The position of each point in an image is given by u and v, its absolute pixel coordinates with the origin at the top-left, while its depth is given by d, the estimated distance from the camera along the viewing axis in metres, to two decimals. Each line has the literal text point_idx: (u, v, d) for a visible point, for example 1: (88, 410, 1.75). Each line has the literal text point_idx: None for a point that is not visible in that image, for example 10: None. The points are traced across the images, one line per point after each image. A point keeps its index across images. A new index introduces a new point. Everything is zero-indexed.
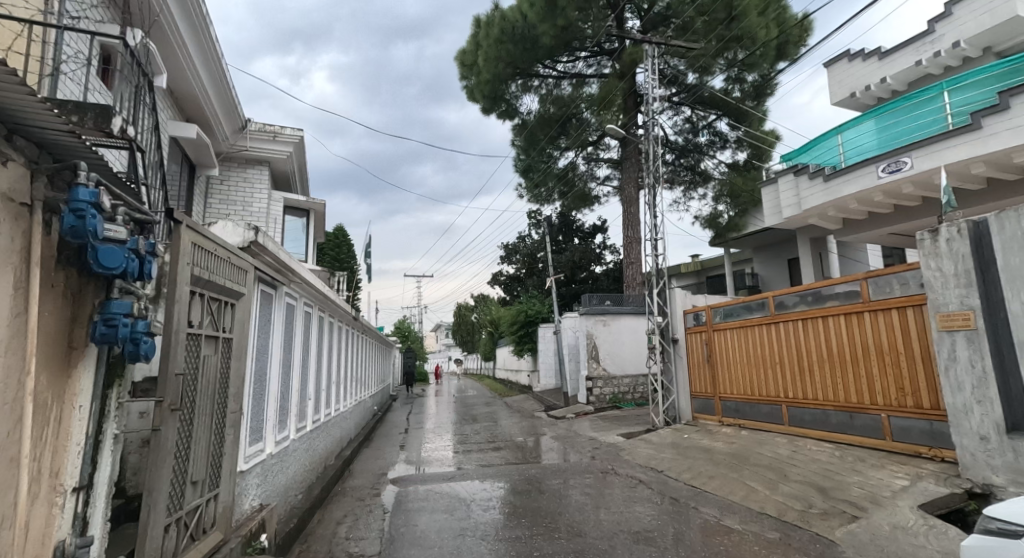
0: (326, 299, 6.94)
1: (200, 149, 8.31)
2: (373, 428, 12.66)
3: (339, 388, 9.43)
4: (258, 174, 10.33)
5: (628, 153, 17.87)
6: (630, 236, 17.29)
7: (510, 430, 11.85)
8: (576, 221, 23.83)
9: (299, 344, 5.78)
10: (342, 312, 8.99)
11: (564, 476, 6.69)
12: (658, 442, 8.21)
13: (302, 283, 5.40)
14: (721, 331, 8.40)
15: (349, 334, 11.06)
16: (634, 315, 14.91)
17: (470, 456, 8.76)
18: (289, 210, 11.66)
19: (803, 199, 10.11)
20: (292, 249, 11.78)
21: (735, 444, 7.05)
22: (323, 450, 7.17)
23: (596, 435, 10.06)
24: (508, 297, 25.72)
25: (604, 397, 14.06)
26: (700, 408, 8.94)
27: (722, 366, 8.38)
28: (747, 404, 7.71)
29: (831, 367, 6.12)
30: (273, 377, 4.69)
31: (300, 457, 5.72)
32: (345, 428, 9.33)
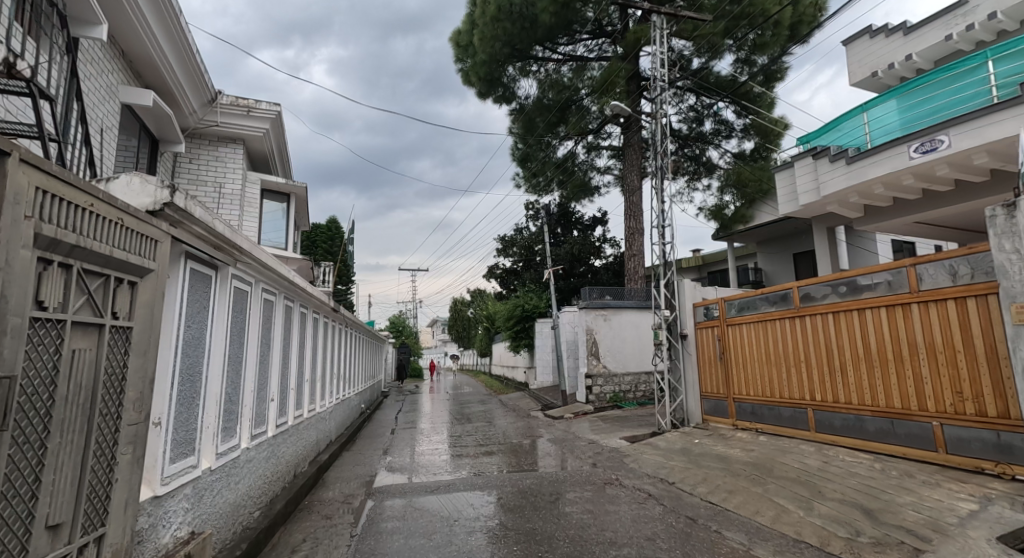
0: (295, 287, 6.16)
1: (159, 120, 7.51)
2: (359, 428, 11.89)
3: (319, 387, 8.63)
4: (231, 152, 9.53)
5: (630, 140, 17.07)
6: (632, 227, 16.53)
7: (505, 431, 11.09)
8: (575, 213, 23.05)
9: (258, 337, 4.99)
10: (319, 303, 8.21)
11: (563, 488, 5.93)
12: (665, 448, 7.45)
13: (259, 265, 4.61)
14: (736, 326, 7.65)
15: (331, 329, 10.26)
16: (636, 310, 14.17)
17: (460, 461, 8.00)
18: (267, 193, 10.86)
19: (822, 183, 9.32)
20: (272, 236, 10.98)
21: (753, 453, 6.29)
22: (293, 457, 6.37)
23: (597, 437, 9.31)
24: (504, 291, 24.92)
25: (604, 396, 13.32)
26: (711, 410, 8.19)
27: (737, 365, 7.62)
28: (767, 407, 6.96)
29: (869, 367, 5.37)
30: (215, 376, 3.89)
31: (257, 468, 4.92)
32: (323, 432, 8.52)
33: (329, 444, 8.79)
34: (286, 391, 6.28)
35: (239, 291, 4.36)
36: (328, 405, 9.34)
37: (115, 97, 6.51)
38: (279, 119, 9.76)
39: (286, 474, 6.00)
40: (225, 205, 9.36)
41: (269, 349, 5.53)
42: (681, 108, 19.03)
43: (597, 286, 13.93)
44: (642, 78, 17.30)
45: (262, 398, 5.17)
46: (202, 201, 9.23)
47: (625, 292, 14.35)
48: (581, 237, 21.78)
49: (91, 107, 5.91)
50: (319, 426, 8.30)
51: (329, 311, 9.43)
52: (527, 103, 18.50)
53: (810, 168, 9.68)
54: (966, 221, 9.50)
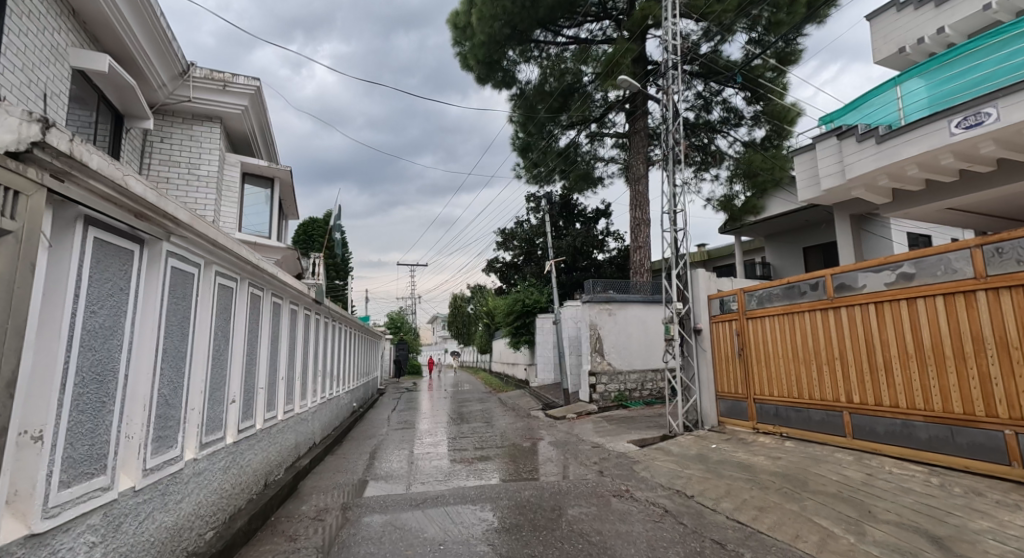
0: (263, 273, 5.47)
1: (121, 89, 6.84)
2: (348, 429, 11.19)
3: (301, 385, 7.95)
4: (207, 132, 8.82)
5: (636, 127, 16.33)
6: (638, 217, 15.80)
7: (503, 433, 10.37)
8: (578, 205, 22.30)
9: (212, 328, 4.28)
10: (299, 294, 7.54)
11: (566, 502, 5.21)
12: (679, 454, 6.73)
13: (210, 243, 3.91)
14: (758, 319, 6.93)
15: (317, 323, 9.57)
16: (642, 304, 13.45)
17: (453, 467, 7.29)
18: (248, 177, 10.12)
19: (848, 165, 8.58)
20: (254, 223, 10.29)
21: (781, 462, 5.56)
22: (262, 465, 5.66)
23: (602, 441, 8.59)
24: (505, 286, 24.19)
25: (609, 395, 12.62)
26: (728, 412, 7.48)
27: (758, 363, 6.91)
28: (793, 410, 6.25)
29: (921, 365, 4.67)
30: (144, 373, 3.18)
31: (210, 482, 4.22)
32: (304, 435, 7.83)
33: (311, 449, 8.09)
34: (254, 392, 5.57)
35: (182, 272, 3.65)
36: (312, 405, 8.63)
37: (63, 60, 5.78)
38: (259, 96, 9.01)
39: (253, 485, 5.30)
40: (199, 188, 8.69)
41: (232, 344, 4.83)
42: (687, 96, 18.31)
43: (602, 278, 13.26)
44: (648, 62, 16.58)
45: (218, 400, 4.47)
46: (174, 183, 8.57)
47: (631, 286, 13.76)
48: (583, 230, 21.03)
49: (31, 68, 5.21)
50: (300, 428, 7.60)
51: (312, 304, 8.70)
52: (528, 89, 17.77)
53: (834, 150, 8.93)
54: (1002, 208, 8.76)
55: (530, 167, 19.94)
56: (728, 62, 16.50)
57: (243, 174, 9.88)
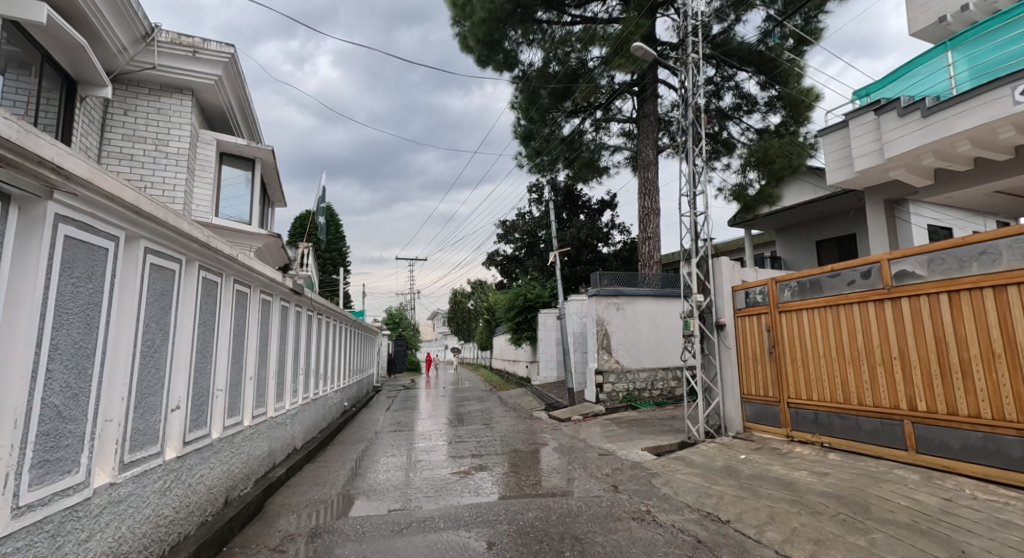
0: (217, 256, 4.63)
1: (69, 48, 6.00)
2: (337, 431, 10.39)
3: (279, 385, 7.14)
4: (177, 105, 7.99)
5: (646, 111, 15.45)
6: (647, 207, 14.94)
7: (503, 436, 9.54)
8: (582, 196, 21.43)
9: (142, 319, 3.46)
10: (276, 285, 6.72)
11: (577, 528, 4.39)
12: (703, 466, 5.89)
13: (132, 209, 3.09)
14: (793, 313, 6.08)
15: (302, 318, 8.74)
16: (652, 298, 12.61)
17: (447, 478, 6.46)
18: (226, 158, 9.29)
19: (887, 142, 7.71)
20: (233, 208, 9.47)
21: (830, 480, 4.71)
22: (222, 481, 4.86)
23: (612, 448, 7.76)
24: (506, 280, 23.34)
25: (616, 395, 11.80)
26: (756, 418, 6.65)
27: (793, 362, 6.08)
28: (837, 417, 5.41)
29: (1013, 366, 3.87)
30: (18, 377, 2.36)
31: (140, 510, 3.40)
32: (281, 441, 7.00)
33: (288, 456, 7.25)
34: (210, 395, 4.75)
35: (86, 242, 2.82)
36: (293, 408, 7.81)
37: None
38: (235, 65, 8.14)
39: (207, 505, 4.49)
40: (167, 167, 7.86)
41: (175, 339, 3.99)
42: None
43: (609, 272, 12.46)
44: (658, 43, 15.74)
45: (154, 407, 3.64)
46: (139, 161, 7.73)
47: (639, 278, 12.88)
48: (588, 221, 20.18)
49: None
50: (275, 434, 6.78)
51: (294, 296, 7.86)
52: (530, 71, 16.87)
53: (870, 126, 8.07)
54: None
55: (532, 155, 19.10)
56: (741, 43, 15.71)
57: (219, 153, 9.04)
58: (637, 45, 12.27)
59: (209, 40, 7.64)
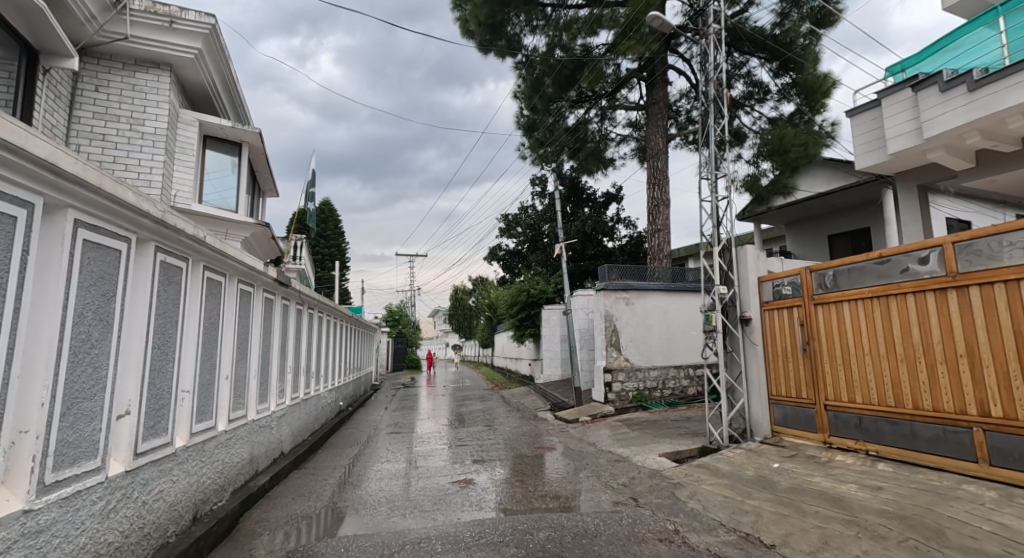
0: (179, 238, 4.04)
1: (25, 10, 5.38)
2: (330, 434, 9.78)
3: (263, 385, 6.53)
4: (154, 81, 7.39)
5: (655, 98, 14.80)
6: (656, 198, 14.30)
7: (507, 439, 8.93)
8: (587, 189, 20.79)
9: (67, 308, 2.87)
10: (258, 275, 6.12)
11: (595, 551, 3.78)
12: (732, 476, 5.27)
13: (42, 166, 2.54)
14: (830, 305, 5.47)
15: (292, 312, 8.13)
16: (663, 293, 11.98)
17: (446, 488, 5.85)
18: (210, 141, 8.68)
19: (926, 120, 7.06)
20: (219, 195, 8.87)
21: (887, 496, 4.08)
22: (190, 495, 4.26)
23: (626, 453, 7.15)
24: (509, 275, 22.73)
25: (626, 395, 11.19)
26: (788, 421, 6.04)
27: (830, 360, 5.46)
28: (886, 422, 4.80)
29: None
30: None
31: (71, 539, 2.81)
32: (264, 447, 6.37)
33: (272, 463, 6.63)
34: (174, 398, 4.16)
35: None
36: (280, 410, 7.18)
37: None
38: (216, 38, 7.52)
39: (169, 525, 3.89)
40: (143, 148, 7.27)
41: (122, 333, 3.41)
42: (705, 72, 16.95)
43: (618, 266, 11.83)
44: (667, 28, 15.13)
45: (89, 414, 3.05)
46: (112, 141, 7.13)
47: (647, 271, 12.21)
48: (593, 214, 19.56)
49: None
50: (258, 438, 6.17)
51: (279, 288, 7.23)
52: (534, 57, 16.20)
53: (907, 104, 7.42)
54: None
55: (534, 147, 18.47)
56: (753, 28, 15.15)
57: (202, 136, 8.44)
58: (651, 16, 10.85)
59: (187, 9, 7.03)
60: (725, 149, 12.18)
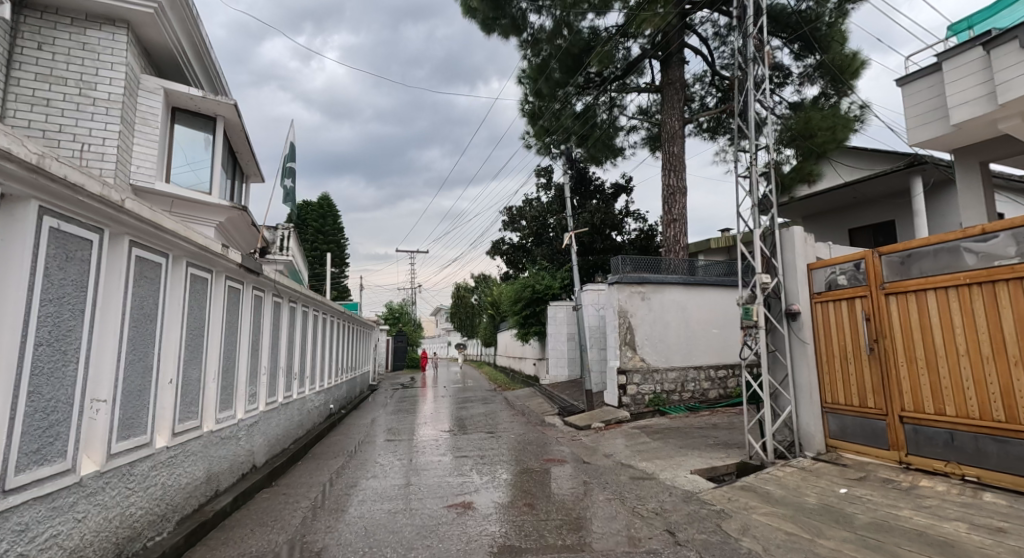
0: (88, 204, 3.11)
1: None
2: (315, 442, 8.83)
3: (226, 389, 5.55)
4: (108, 40, 6.46)
5: (670, 78, 13.79)
6: (671, 185, 13.31)
7: (512, 448, 7.98)
8: (595, 180, 19.80)
9: None
10: (216, 258, 5.07)
11: None
12: (790, 504, 4.29)
13: None
14: (906, 295, 4.54)
15: (269, 305, 7.15)
16: (681, 286, 10.98)
17: (440, 514, 4.88)
18: (179, 114, 7.75)
19: (1005, 82, 6.01)
20: (189, 175, 7.93)
21: (1015, 543, 3.10)
22: (108, 535, 3.31)
23: (651, 468, 6.17)
24: (512, 271, 21.74)
25: (641, 398, 10.23)
26: (849, 434, 5.09)
27: (907, 362, 4.51)
28: (993, 440, 3.88)
29: None
30: None
31: None
32: (226, 462, 5.42)
33: (238, 480, 5.68)
34: (83, 411, 3.19)
35: None
36: (249, 418, 6.20)
37: None
38: None
39: None
40: (94, 116, 6.35)
41: None
42: (721, 53, 15.91)
43: (633, 257, 10.86)
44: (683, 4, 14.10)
45: None
46: (57, 108, 6.18)
47: (663, 264, 11.22)
48: (602, 205, 18.57)
49: None
50: (216, 453, 5.18)
51: (250, 277, 6.17)
52: (541, 36, 15.22)
53: (980, 65, 6.39)
54: None
55: (540, 135, 17.46)
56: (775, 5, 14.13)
57: (169, 107, 7.51)
58: None
59: None
60: (752, 131, 11.17)
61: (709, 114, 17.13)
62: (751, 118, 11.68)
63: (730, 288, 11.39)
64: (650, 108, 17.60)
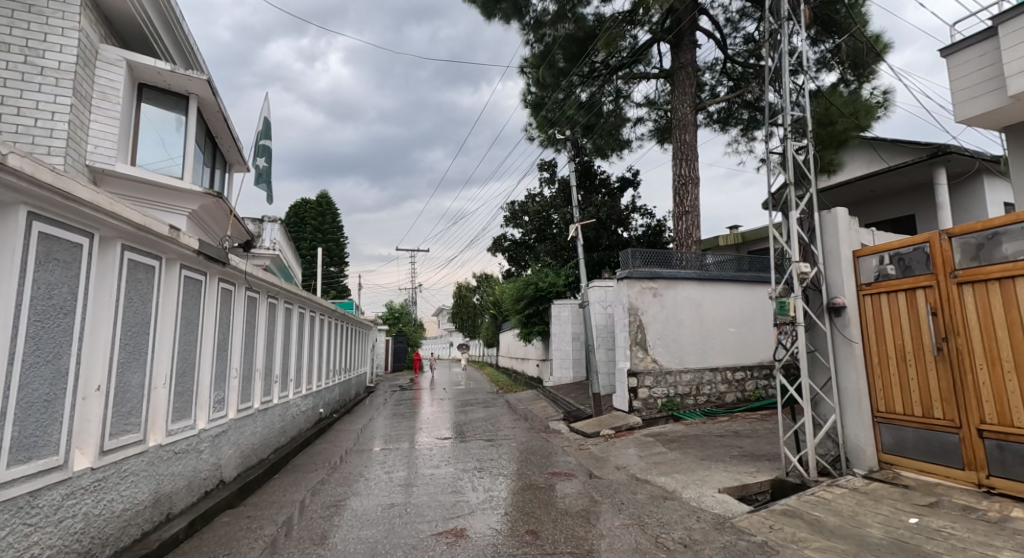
0: None
1: None
2: (298, 451, 8.08)
3: (182, 398, 4.69)
4: (58, 2, 5.75)
5: (681, 62, 13.04)
6: (683, 176, 12.54)
7: (514, 458, 7.23)
8: (600, 174, 19.02)
9: None
10: (165, 243, 4.16)
11: None
12: (850, 537, 3.52)
13: None
14: (989, 285, 3.82)
15: (246, 300, 6.40)
16: (696, 282, 10.21)
17: (427, 543, 4.14)
18: (148, 90, 7.07)
19: None
20: (158, 158, 7.23)
21: None
22: None
23: (671, 485, 5.40)
24: (514, 268, 21.00)
25: (653, 402, 9.49)
26: (908, 449, 4.37)
27: (989, 365, 3.80)
28: None
29: None
30: None
31: None
32: (183, 480, 4.69)
33: (199, 500, 4.94)
34: None
35: None
36: (215, 428, 5.46)
37: None
38: None
39: None
40: (42, 87, 5.65)
41: None
42: (732, 40, 15.20)
43: (643, 250, 10.04)
44: None
45: None
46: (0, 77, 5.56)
47: (674, 258, 10.37)
48: (608, 200, 17.80)
49: None
50: (166, 471, 4.40)
51: (217, 267, 5.33)
52: (545, 20, 14.46)
53: None
54: None
55: (543, 126, 16.70)
56: None
57: (133, 82, 6.80)
58: None
59: None
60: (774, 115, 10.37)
61: (720, 104, 16.37)
62: (769, 104, 11.00)
63: (748, 285, 10.62)
64: (658, 98, 16.87)
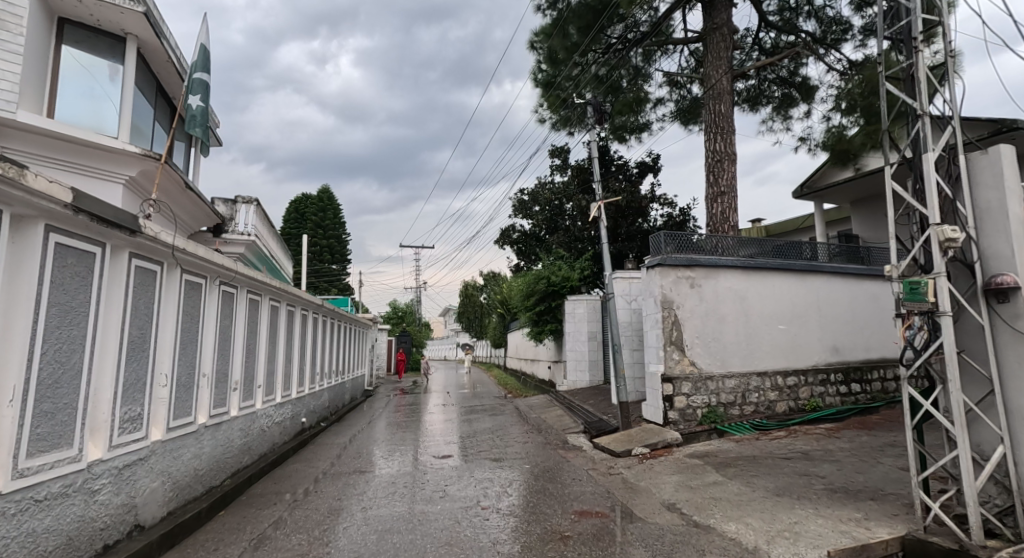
0: None
1: None
2: (261, 476, 6.59)
3: (50, 420, 3.24)
4: None
5: (716, 24, 11.44)
6: (716, 154, 10.98)
7: (527, 486, 5.73)
8: (617, 160, 17.46)
9: None
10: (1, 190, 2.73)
11: None
12: None
13: None
14: None
15: (182, 286, 4.94)
16: (739, 271, 8.65)
17: None
18: (70, 26, 5.69)
19: None
20: (85, 111, 5.83)
21: None
22: None
23: (750, 538, 3.87)
24: (524, 262, 19.52)
25: (691, 413, 7.97)
26: None
27: None
28: None
29: None
30: None
31: None
32: (53, 540, 3.22)
33: None
34: None
35: None
36: (125, 457, 4.01)
37: None
38: None
39: None
40: None
41: None
42: (767, 6, 13.52)
43: (676, 234, 8.53)
44: None
45: None
46: None
47: (713, 242, 8.81)
48: (627, 186, 16.28)
49: None
50: (14, 531, 2.95)
51: (126, 237, 3.91)
52: None
53: None
54: None
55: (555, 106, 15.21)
56: None
57: (46, 11, 5.40)
58: None
59: None
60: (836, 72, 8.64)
61: (751, 80, 14.76)
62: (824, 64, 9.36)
63: (799, 274, 9.01)
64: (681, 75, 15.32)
